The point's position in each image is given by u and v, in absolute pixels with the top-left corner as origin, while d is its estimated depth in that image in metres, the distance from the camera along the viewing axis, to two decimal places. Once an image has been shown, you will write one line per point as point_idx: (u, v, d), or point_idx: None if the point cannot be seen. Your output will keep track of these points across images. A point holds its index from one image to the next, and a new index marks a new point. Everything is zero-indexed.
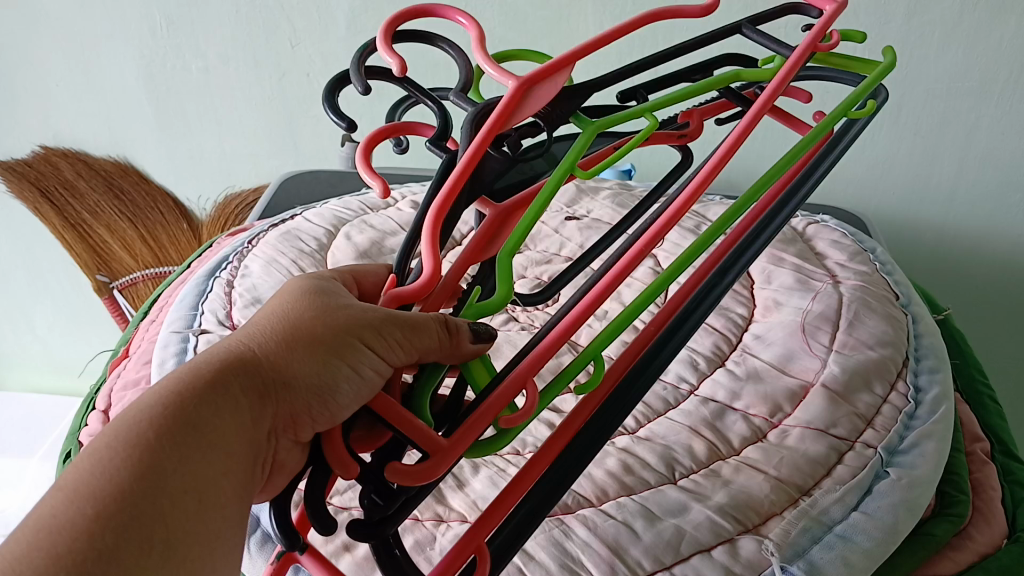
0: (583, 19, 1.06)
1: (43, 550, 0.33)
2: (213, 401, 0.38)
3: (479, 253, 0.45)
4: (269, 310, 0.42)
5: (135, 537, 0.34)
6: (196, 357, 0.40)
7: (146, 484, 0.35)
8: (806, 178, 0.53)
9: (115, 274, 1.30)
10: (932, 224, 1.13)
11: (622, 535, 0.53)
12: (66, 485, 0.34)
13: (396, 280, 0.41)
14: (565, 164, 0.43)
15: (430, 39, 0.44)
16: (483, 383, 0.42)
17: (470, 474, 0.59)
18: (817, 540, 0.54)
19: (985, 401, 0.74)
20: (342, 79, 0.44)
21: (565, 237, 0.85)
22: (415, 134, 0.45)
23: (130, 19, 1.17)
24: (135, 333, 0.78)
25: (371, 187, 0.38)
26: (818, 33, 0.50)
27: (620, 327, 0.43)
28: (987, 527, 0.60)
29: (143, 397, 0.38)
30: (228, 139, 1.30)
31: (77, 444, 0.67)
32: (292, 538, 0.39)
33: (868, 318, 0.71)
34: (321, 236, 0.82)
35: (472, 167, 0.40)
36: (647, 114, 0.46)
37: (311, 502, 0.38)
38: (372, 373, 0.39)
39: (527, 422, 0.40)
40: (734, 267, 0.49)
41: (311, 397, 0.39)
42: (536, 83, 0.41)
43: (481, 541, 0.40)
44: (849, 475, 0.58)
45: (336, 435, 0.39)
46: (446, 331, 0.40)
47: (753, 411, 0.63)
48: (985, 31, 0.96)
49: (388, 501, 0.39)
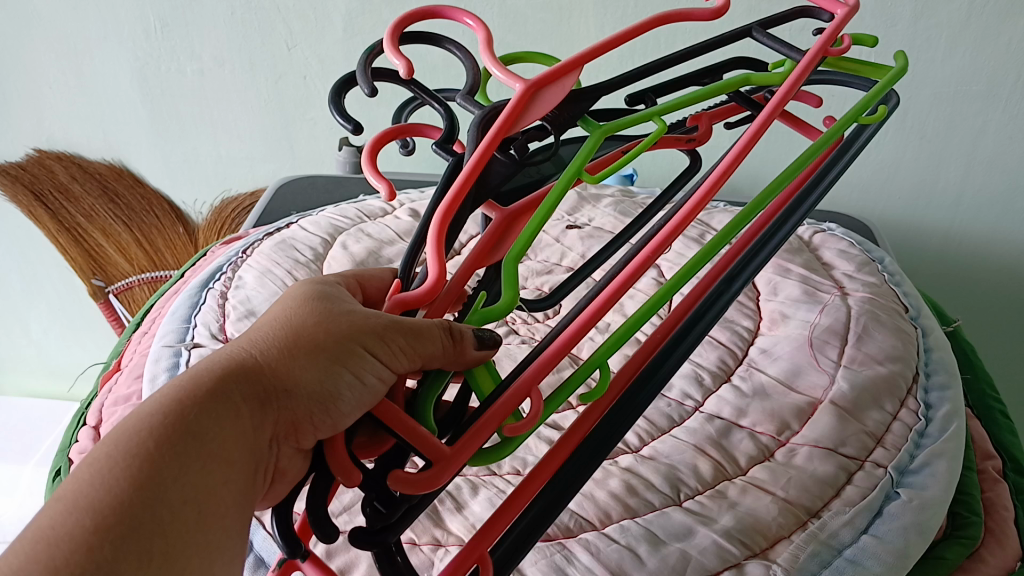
0: (584, 21, 1.04)
1: (40, 562, 0.31)
2: (213, 408, 0.36)
3: (485, 257, 0.43)
4: (272, 315, 0.40)
5: (134, 550, 0.32)
6: (197, 364, 0.38)
7: (145, 495, 0.33)
8: (817, 182, 0.52)
9: (111, 277, 1.35)
10: (938, 230, 1.11)
11: (626, 560, 0.51)
12: (66, 495, 0.33)
13: (401, 285, 0.39)
14: (573, 168, 0.41)
15: (436, 40, 0.42)
16: (487, 390, 0.40)
17: (469, 495, 0.57)
18: (826, 565, 0.52)
19: (996, 416, 0.72)
20: (349, 81, 0.42)
21: (566, 246, 0.83)
22: (422, 135, 0.43)
23: (124, 21, 1.16)
24: (127, 345, 0.77)
25: (377, 191, 0.37)
26: (829, 37, 0.48)
27: (624, 338, 0.42)
28: (1000, 549, 0.58)
29: (142, 405, 0.37)
30: (224, 142, 1.28)
31: (66, 461, 0.65)
32: (294, 545, 0.37)
33: (877, 332, 0.69)
34: (317, 246, 0.81)
35: (478, 172, 0.38)
36: (656, 118, 0.45)
37: (311, 510, 0.35)
38: (375, 380, 0.37)
39: (531, 430, 0.39)
40: (741, 275, 0.47)
41: (313, 405, 0.37)
42: (544, 86, 0.40)
43: (484, 550, 0.39)
44: (858, 496, 0.56)
45: (338, 442, 0.37)
46: (449, 337, 0.38)
47: (760, 429, 0.62)
48: (994, 34, 0.94)
49: (391, 509, 0.37)
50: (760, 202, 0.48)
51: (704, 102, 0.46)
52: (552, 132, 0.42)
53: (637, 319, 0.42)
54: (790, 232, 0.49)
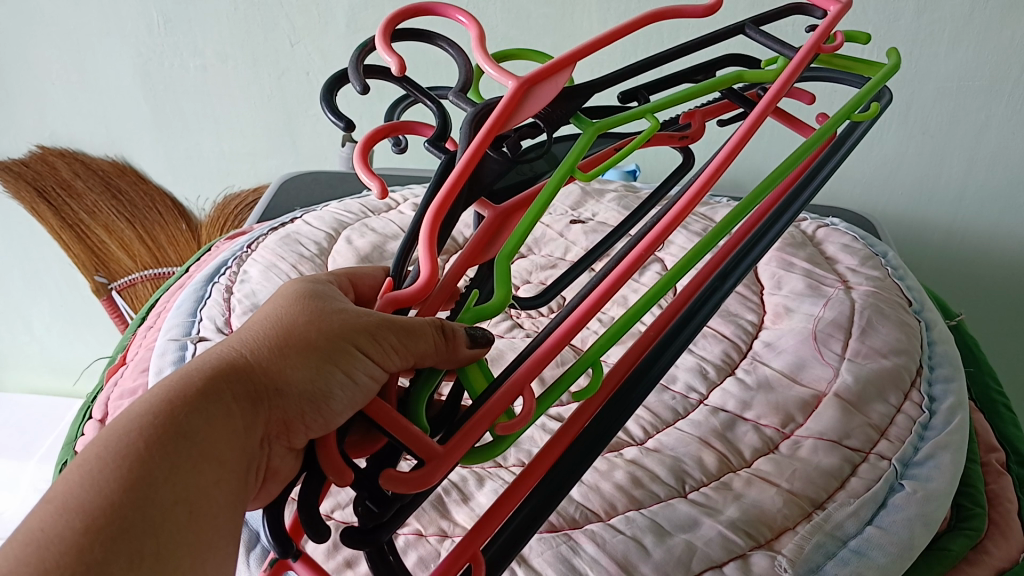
0: (587, 16, 1.04)
1: (30, 564, 0.31)
2: (204, 408, 0.36)
3: (477, 255, 0.44)
4: (263, 315, 0.40)
5: (126, 551, 0.32)
6: (187, 364, 0.38)
7: (136, 495, 0.33)
8: (811, 180, 0.52)
9: (114, 274, 1.34)
10: (941, 225, 1.12)
11: (632, 551, 0.52)
12: (55, 497, 0.33)
13: (392, 284, 0.40)
14: (566, 165, 0.41)
15: (429, 37, 0.42)
16: (480, 388, 0.40)
17: (475, 487, 0.57)
18: (831, 556, 0.52)
19: (1000, 409, 0.72)
20: (342, 78, 0.42)
21: (570, 241, 0.83)
22: (415, 133, 0.43)
23: (126, 17, 1.16)
24: (132, 339, 0.77)
25: (370, 188, 0.37)
26: (822, 34, 0.48)
27: (619, 333, 0.42)
28: (1004, 540, 0.58)
29: (131, 406, 0.36)
30: (227, 138, 1.28)
31: (73, 454, 0.65)
32: (286, 544, 0.38)
33: (881, 325, 0.69)
34: (322, 240, 0.81)
35: (472, 169, 0.38)
36: (649, 116, 0.44)
37: (305, 510, 0.36)
38: (367, 379, 0.37)
39: (524, 429, 0.39)
40: (735, 272, 0.47)
41: (305, 404, 0.37)
42: (536, 84, 0.40)
43: (476, 549, 0.39)
44: (863, 488, 0.56)
45: (331, 442, 0.37)
46: (442, 336, 0.38)
47: (765, 422, 0.62)
48: (996, 29, 0.94)
49: (382, 509, 0.37)
50: (753, 200, 0.49)
51: (696, 99, 0.46)
52: (545, 130, 0.42)
53: (637, 310, 0.42)
54: (785, 227, 0.49)
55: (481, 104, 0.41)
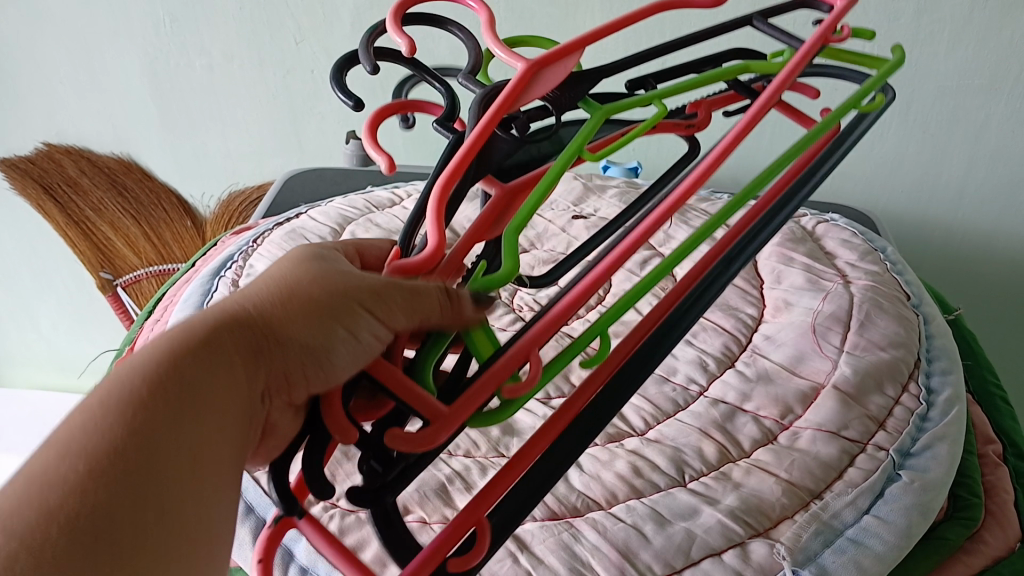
0: (589, 16, 1.05)
1: (32, 506, 0.30)
2: (205, 362, 0.36)
3: (486, 231, 0.42)
4: (272, 273, 0.39)
5: (127, 492, 0.31)
6: (186, 323, 0.37)
7: (137, 441, 0.33)
8: (818, 168, 0.52)
9: (120, 271, 1.32)
10: (941, 221, 1.12)
11: (633, 538, 0.52)
12: (53, 443, 0.32)
13: (400, 253, 0.40)
14: (574, 146, 0.42)
15: (440, 21, 0.43)
16: (487, 355, 0.39)
17: (478, 476, 0.58)
18: (829, 544, 0.53)
19: (997, 402, 0.73)
20: (351, 60, 0.43)
21: (572, 236, 0.84)
22: (424, 113, 0.44)
23: (134, 16, 1.17)
24: (139, 332, 0.78)
25: (376, 162, 0.38)
26: (829, 27, 0.48)
27: (629, 305, 0.41)
28: (1000, 530, 0.59)
29: (131, 358, 0.35)
30: (232, 136, 1.29)
31: None
32: (291, 504, 0.38)
33: (880, 318, 0.70)
34: (327, 235, 0.81)
35: (479, 145, 0.39)
36: (656, 102, 0.45)
37: (309, 468, 0.36)
38: (373, 339, 0.36)
39: (531, 394, 0.39)
40: (739, 258, 0.46)
41: (310, 360, 0.36)
42: (545, 66, 0.40)
43: (481, 515, 0.38)
44: (860, 478, 0.57)
45: (335, 401, 0.36)
46: (449, 299, 0.36)
47: (764, 413, 0.63)
48: (995, 30, 0.95)
49: (387, 468, 0.38)
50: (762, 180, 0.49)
51: (702, 88, 0.47)
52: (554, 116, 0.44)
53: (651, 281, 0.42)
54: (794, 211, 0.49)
55: (490, 86, 0.41)
